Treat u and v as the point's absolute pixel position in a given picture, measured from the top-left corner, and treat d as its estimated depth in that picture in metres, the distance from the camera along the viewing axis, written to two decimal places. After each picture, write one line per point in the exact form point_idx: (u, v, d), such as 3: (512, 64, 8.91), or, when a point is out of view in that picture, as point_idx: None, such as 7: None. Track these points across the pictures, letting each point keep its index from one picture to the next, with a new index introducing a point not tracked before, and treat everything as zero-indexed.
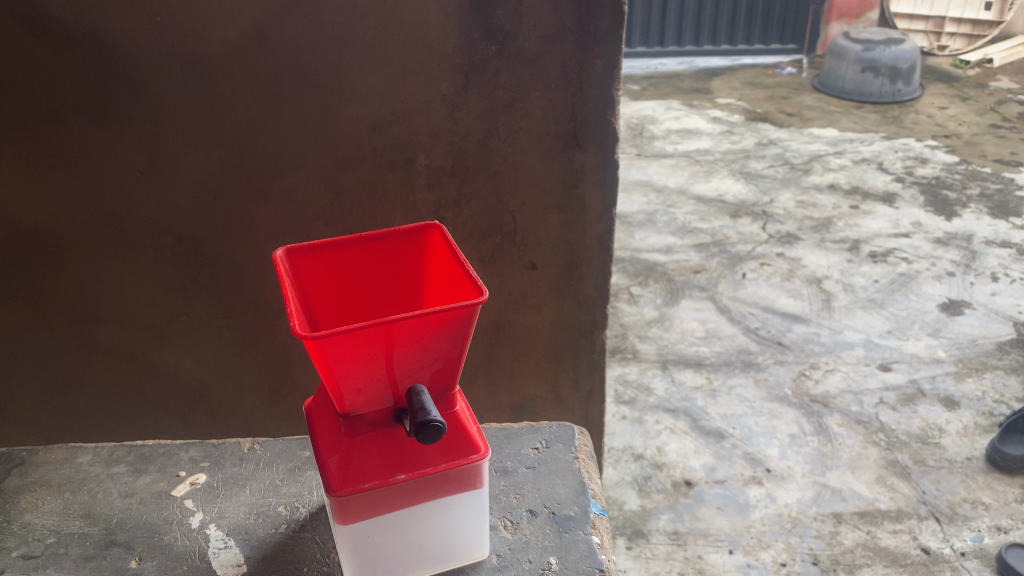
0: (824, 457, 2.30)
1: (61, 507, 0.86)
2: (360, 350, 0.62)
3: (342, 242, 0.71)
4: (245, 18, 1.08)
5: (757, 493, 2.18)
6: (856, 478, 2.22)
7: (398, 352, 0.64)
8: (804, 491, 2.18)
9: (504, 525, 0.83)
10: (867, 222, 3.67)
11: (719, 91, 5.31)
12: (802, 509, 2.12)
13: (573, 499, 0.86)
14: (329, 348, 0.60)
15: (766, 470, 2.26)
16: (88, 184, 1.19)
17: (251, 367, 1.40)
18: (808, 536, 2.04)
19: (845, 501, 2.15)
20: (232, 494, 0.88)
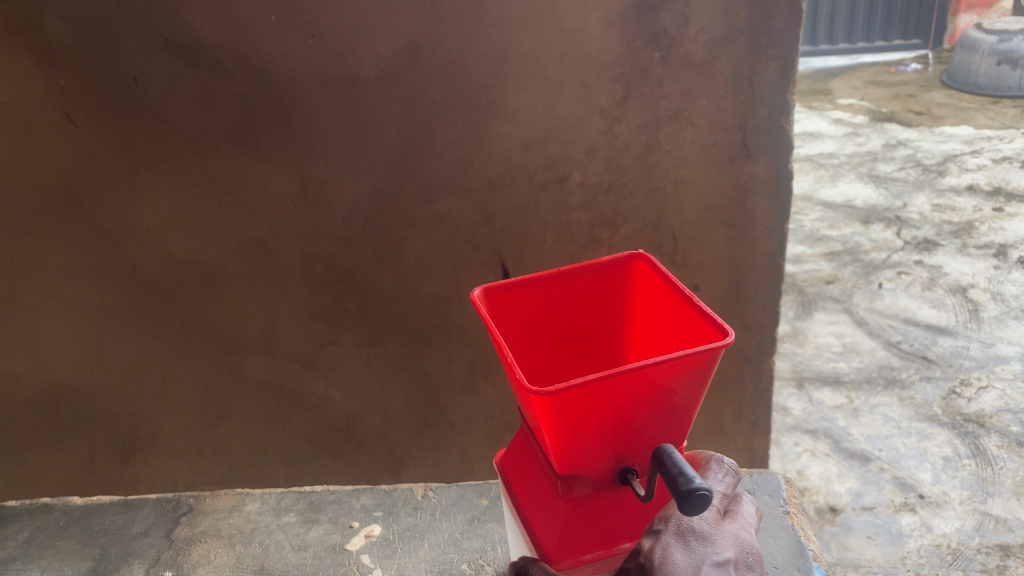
0: (984, 483, 2.10)
1: (235, 562, 1.19)
2: (590, 412, 0.68)
3: (549, 275, 0.86)
4: (397, 35, 1.03)
5: (910, 522, 1.98)
6: (1023, 506, 2.01)
7: (617, 406, 0.69)
8: (963, 521, 1.98)
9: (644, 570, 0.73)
10: (1014, 225, 3.41)
11: (840, 91, 5.07)
12: (962, 541, 1.92)
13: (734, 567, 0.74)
14: (553, 407, 0.66)
15: (919, 496, 2.07)
16: (240, 214, 1.16)
17: (399, 397, 1.34)
18: (972, 571, 1.83)
19: (1012, 532, 1.93)
20: (411, 550, 1.16)
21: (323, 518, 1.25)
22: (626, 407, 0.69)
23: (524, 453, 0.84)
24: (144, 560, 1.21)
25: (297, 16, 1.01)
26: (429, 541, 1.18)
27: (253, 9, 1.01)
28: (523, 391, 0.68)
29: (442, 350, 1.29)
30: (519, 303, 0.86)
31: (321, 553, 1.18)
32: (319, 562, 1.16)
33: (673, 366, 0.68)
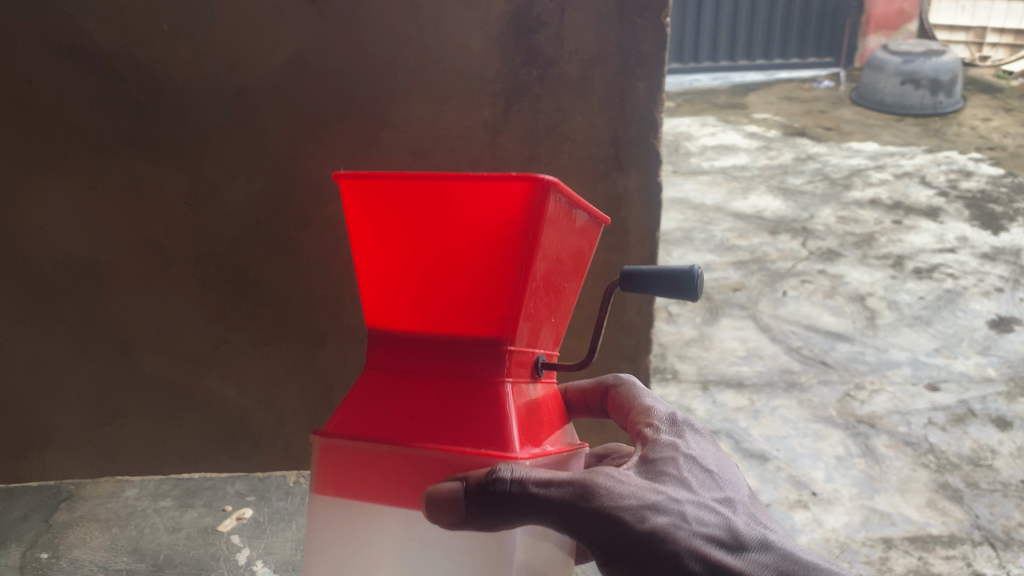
0: (872, 480, 2.21)
1: (107, 542, 1.22)
2: (552, 236, 0.64)
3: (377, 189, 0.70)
4: (286, 47, 1.10)
5: (802, 518, 2.05)
6: (905, 502, 2.12)
7: (561, 247, 0.67)
8: (851, 515, 2.06)
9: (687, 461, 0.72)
10: (910, 237, 3.60)
11: (756, 106, 5.27)
12: (850, 535, 1.99)
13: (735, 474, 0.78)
14: (549, 213, 0.62)
15: (812, 494, 2.15)
16: (134, 214, 1.20)
17: (294, 395, 1.38)
18: (857, 563, 1.88)
19: (895, 526, 2.03)
20: (279, 529, 1.26)
21: (197, 503, 1.33)
22: (562, 255, 0.68)
23: (396, 376, 0.67)
24: (21, 543, 1.22)
25: (188, 26, 1.08)
26: (296, 522, 1.28)
27: (148, 18, 1.08)
28: (511, 206, 0.61)
29: (334, 349, 1.34)
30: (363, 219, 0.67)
31: (194, 535, 1.25)
32: (192, 542, 1.23)
33: (583, 220, 0.71)
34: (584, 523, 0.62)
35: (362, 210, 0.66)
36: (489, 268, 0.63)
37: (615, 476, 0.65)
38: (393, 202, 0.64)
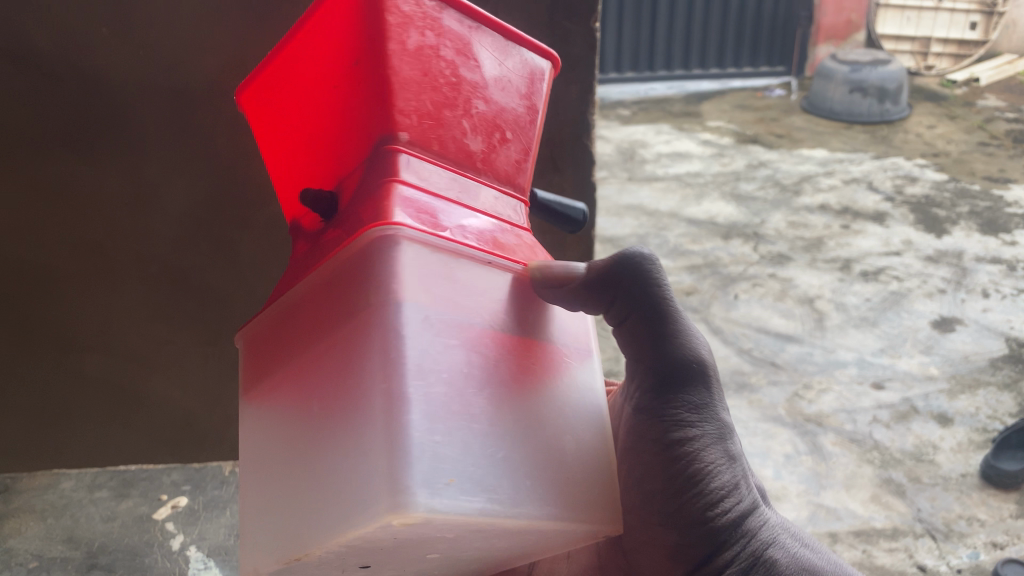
0: (819, 477, 2.25)
1: (44, 532, 1.30)
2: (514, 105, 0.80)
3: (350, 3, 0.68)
4: (223, 53, 1.09)
5: None
6: (851, 497, 2.17)
7: None
8: (799, 512, 2.12)
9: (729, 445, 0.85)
10: (858, 241, 3.66)
11: (709, 114, 5.34)
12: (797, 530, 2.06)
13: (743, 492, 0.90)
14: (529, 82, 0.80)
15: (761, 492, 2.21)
16: (74, 218, 1.19)
17: (238, 393, 1.40)
18: None
19: (841, 521, 2.09)
20: (214, 515, 1.33)
21: (134, 493, 1.38)
22: None
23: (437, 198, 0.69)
24: None
25: (127, 30, 1.06)
26: (231, 509, 1.34)
27: (83, 25, 1.05)
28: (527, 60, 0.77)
29: None
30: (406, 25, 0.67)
31: (129, 523, 1.32)
32: (126, 529, 1.31)
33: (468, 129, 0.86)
34: (679, 367, 0.73)
35: (410, 21, 0.67)
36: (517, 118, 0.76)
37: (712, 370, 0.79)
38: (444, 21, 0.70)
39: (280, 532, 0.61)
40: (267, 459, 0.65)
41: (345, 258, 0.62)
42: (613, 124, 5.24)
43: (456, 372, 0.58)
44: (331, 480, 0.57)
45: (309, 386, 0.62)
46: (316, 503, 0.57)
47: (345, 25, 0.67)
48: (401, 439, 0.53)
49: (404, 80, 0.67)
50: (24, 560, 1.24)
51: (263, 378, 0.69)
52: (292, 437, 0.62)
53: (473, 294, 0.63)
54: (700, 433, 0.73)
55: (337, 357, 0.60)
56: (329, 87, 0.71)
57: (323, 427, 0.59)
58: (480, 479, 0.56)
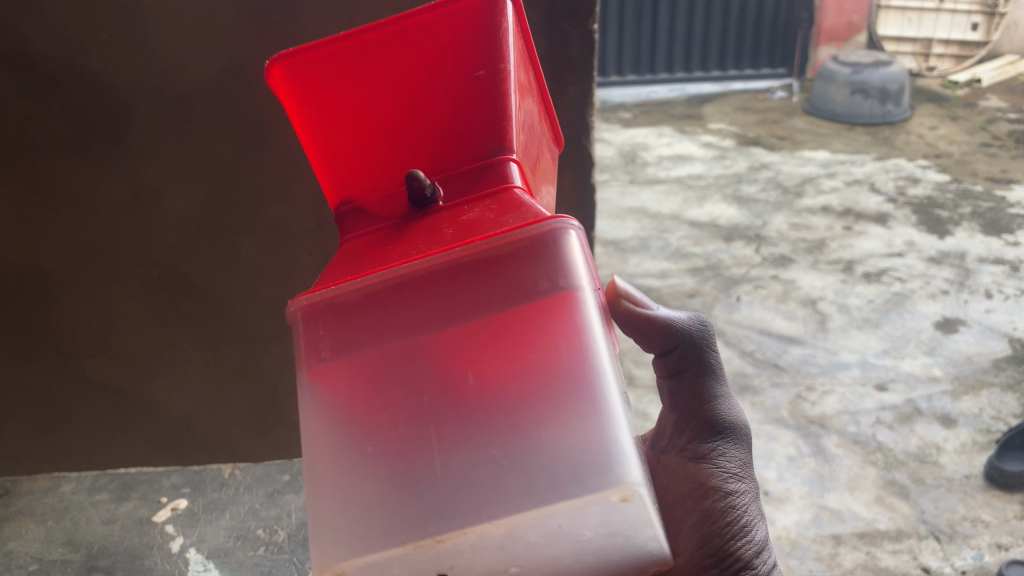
0: (822, 479, 2.25)
1: (44, 536, 1.31)
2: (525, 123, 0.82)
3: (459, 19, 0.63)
4: (223, 56, 1.08)
5: None
6: (854, 499, 2.17)
7: None
8: (802, 514, 2.12)
9: None
10: (860, 242, 3.66)
11: (711, 116, 5.34)
12: (800, 532, 2.06)
13: None
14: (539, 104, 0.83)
15: (764, 494, 2.20)
16: (75, 222, 1.20)
17: (239, 398, 1.40)
18: (807, 559, 1.97)
19: (844, 522, 2.08)
20: (214, 517, 1.34)
21: (134, 495, 1.39)
22: None
23: None
24: None
25: (126, 34, 1.06)
26: (230, 511, 1.35)
27: (83, 28, 1.05)
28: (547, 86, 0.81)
29: (278, 353, 1.36)
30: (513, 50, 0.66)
31: (129, 525, 1.33)
32: (126, 532, 1.32)
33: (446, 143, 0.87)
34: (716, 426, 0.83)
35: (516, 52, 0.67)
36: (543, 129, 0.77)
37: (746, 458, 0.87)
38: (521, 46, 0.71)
39: (398, 514, 0.53)
40: (346, 435, 0.56)
41: (503, 241, 0.55)
42: (615, 127, 5.24)
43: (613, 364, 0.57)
44: (504, 460, 0.52)
45: (440, 361, 0.55)
46: (472, 477, 0.53)
47: (479, 26, 0.64)
48: (611, 422, 0.52)
49: (516, 85, 0.66)
50: (24, 563, 1.26)
51: (321, 342, 0.58)
52: (407, 412, 0.55)
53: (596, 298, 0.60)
54: (738, 490, 0.81)
55: (499, 336, 0.54)
56: (436, 85, 0.65)
57: (479, 403, 0.54)
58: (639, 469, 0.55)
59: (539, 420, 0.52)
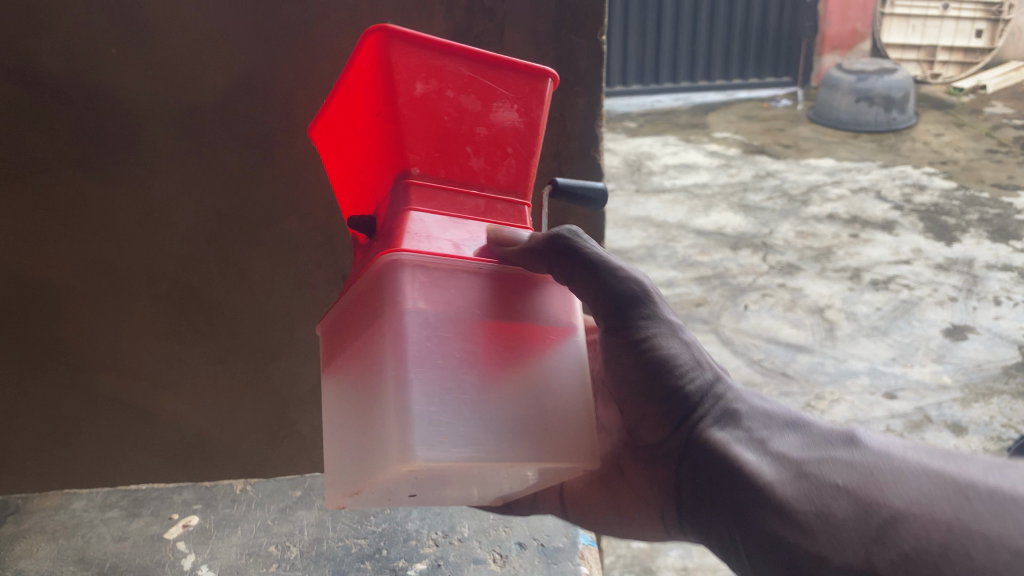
0: None
1: (55, 554, 1.28)
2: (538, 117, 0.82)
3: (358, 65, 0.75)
4: (234, 69, 1.09)
5: None
6: None
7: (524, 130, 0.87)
8: None
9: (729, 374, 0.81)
10: (867, 249, 3.64)
11: (716, 125, 5.34)
12: None
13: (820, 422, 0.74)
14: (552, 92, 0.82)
15: None
16: (84, 237, 1.20)
17: (247, 411, 1.39)
18: None
19: None
20: (226, 534, 1.31)
21: (145, 512, 1.37)
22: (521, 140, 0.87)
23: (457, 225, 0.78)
24: None
25: (135, 49, 1.06)
26: (242, 528, 1.32)
27: (93, 43, 1.05)
28: (535, 84, 0.79)
29: (288, 365, 1.36)
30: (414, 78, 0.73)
31: (141, 542, 1.30)
32: (138, 549, 1.29)
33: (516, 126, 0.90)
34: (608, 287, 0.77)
35: (414, 75, 0.73)
36: (519, 137, 0.80)
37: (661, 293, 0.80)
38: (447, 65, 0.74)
39: (343, 474, 0.73)
40: (331, 418, 0.77)
41: (371, 268, 0.72)
42: (620, 137, 5.24)
43: (454, 346, 0.68)
44: (368, 438, 0.68)
45: (353, 366, 0.73)
46: (361, 450, 0.69)
47: (370, 73, 0.74)
48: (407, 406, 0.64)
49: (412, 118, 0.75)
50: None
51: (330, 348, 0.80)
52: (344, 401, 0.74)
53: (458, 284, 0.71)
54: (645, 324, 0.77)
55: (370, 345, 0.70)
56: (361, 123, 0.79)
57: (361, 395, 0.70)
58: (468, 433, 0.66)
59: (378, 406, 0.67)
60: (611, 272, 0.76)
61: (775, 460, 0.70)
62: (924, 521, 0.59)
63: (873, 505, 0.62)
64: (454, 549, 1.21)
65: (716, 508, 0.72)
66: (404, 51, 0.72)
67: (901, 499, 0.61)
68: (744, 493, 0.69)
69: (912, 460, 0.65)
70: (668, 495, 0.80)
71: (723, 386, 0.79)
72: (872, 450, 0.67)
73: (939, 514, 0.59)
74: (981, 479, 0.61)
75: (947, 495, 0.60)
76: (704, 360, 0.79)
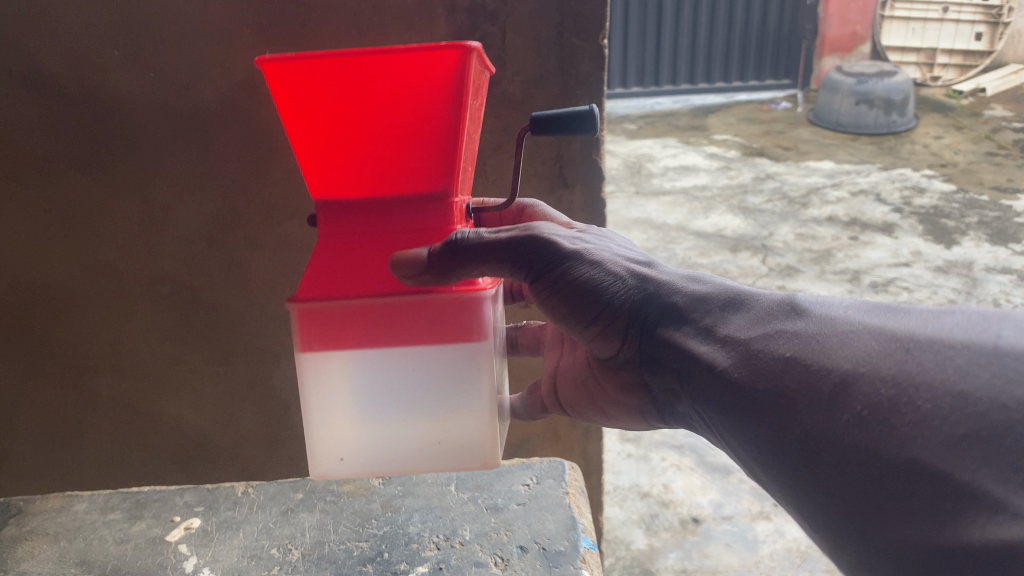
0: None
1: (57, 556, 1.26)
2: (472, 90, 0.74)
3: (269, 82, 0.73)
4: (236, 71, 1.09)
5: (766, 528, 2.05)
6: None
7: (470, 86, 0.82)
8: None
9: (646, 260, 0.86)
10: (867, 252, 3.64)
11: (716, 127, 5.34)
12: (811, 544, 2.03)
13: (767, 297, 0.77)
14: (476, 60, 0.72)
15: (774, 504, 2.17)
16: (87, 238, 1.20)
17: (249, 414, 1.39)
18: (818, 570, 1.92)
19: None
20: (228, 537, 1.28)
21: (147, 514, 1.34)
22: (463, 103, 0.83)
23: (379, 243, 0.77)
24: None
25: (137, 51, 1.06)
26: (244, 530, 1.30)
27: (96, 44, 1.05)
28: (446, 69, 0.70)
29: (290, 368, 1.35)
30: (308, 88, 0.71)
31: (142, 545, 1.28)
32: (139, 552, 1.26)
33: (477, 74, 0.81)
34: (520, 256, 0.78)
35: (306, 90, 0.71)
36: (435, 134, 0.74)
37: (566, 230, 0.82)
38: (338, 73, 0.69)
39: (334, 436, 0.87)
40: None
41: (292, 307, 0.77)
42: (620, 138, 5.25)
43: (361, 385, 0.76)
44: None
45: None
46: None
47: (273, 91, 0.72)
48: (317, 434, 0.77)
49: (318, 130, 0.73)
50: None
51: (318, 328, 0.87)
52: None
53: (360, 325, 0.75)
54: (575, 272, 0.80)
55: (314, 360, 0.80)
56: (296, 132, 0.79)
57: None
58: (377, 446, 0.78)
59: None
60: (510, 243, 0.78)
61: (723, 344, 0.75)
62: (872, 377, 0.63)
63: (818, 375, 0.67)
64: (456, 552, 1.18)
65: (688, 399, 0.79)
66: (289, 72, 0.70)
67: (849, 362, 0.65)
68: (712, 398, 0.74)
69: (851, 318, 0.70)
70: (643, 387, 0.89)
71: (657, 274, 0.84)
72: (810, 320, 0.72)
73: (884, 369, 0.63)
74: (921, 332, 0.65)
75: (888, 351, 0.64)
76: (625, 266, 0.83)
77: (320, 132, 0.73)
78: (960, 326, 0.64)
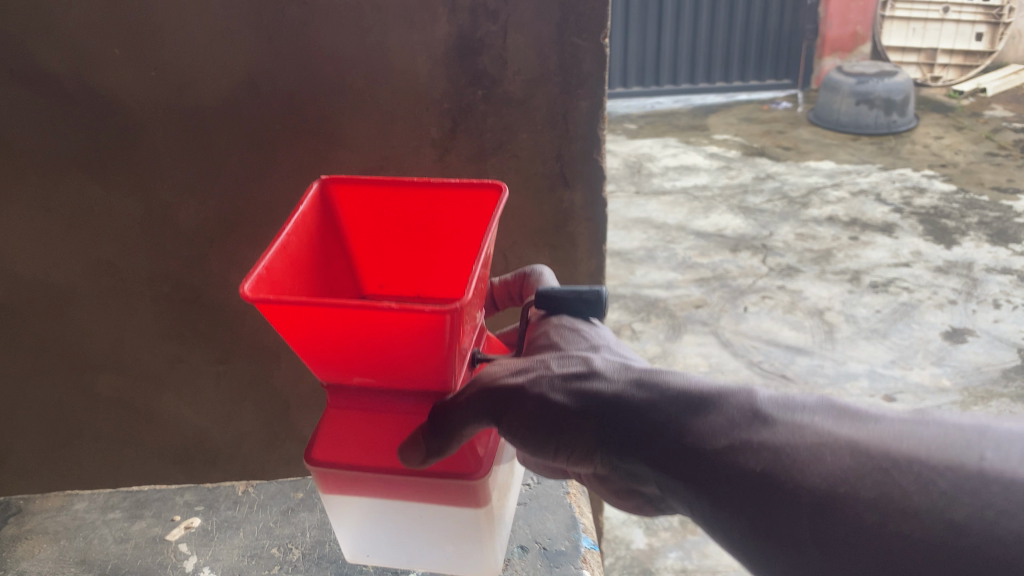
0: None
1: (57, 555, 1.26)
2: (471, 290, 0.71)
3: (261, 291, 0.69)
4: (237, 70, 1.08)
5: None
6: None
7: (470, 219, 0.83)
8: None
9: (591, 357, 0.73)
10: (867, 252, 3.64)
11: (716, 127, 5.34)
12: None
13: (731, 399, 0.67)
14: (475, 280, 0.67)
15: None
16: (87, 238, 1.19)
17: (249, 411, 1.40)
18: None
19: None
20: (228, 536, 1.29)
21: (147, 514, 1.34)
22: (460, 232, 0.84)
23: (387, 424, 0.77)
24: None
25: (138, 50, 1.06)
26: (244, 530, 1.30)
27: (96, 43, 1.04)
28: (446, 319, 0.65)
29: (289, 365, 1.36)
30: (302, 318, 0.66)
31: (142, 544, 1.28)
32: (139, 551, 1.27)
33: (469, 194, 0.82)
34: (485, 411, 0.71)
35: (302, 319, 0.67)
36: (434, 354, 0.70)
37: (507, 364, 0.73)
38: (335, 313, 0.65)
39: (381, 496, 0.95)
40: None
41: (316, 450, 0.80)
42: (620, 138, 5.25)
43: (378, 522, 0.81)
44: None
45: None
46: None
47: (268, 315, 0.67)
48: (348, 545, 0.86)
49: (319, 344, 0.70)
50: None
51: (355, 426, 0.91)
52: None
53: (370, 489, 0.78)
54: (528, 413, 0.71)
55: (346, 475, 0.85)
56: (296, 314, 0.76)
57: None
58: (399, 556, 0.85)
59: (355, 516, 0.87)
60: (464, 404, 0.70)
61: (689, 461, 0.66)
62: (865, 501, 0.57)
63: (805, 498, 0.59)
64: None
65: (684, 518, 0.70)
66: (283, 309, 0.65)
67: (825, 481, 0.59)
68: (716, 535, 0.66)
69: (822, 429, 0.62)
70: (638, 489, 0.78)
71: (600, 377, 0.72)
72: (784, 434, 0.63)
73: (866, 492, 0.57)
74: (895, 446, 0.58)
75: (862, 471, 0.58)
76: (573, 379, 0.72)
77: (313, 347, 0.71)
78: (937, 442, 0.58)
